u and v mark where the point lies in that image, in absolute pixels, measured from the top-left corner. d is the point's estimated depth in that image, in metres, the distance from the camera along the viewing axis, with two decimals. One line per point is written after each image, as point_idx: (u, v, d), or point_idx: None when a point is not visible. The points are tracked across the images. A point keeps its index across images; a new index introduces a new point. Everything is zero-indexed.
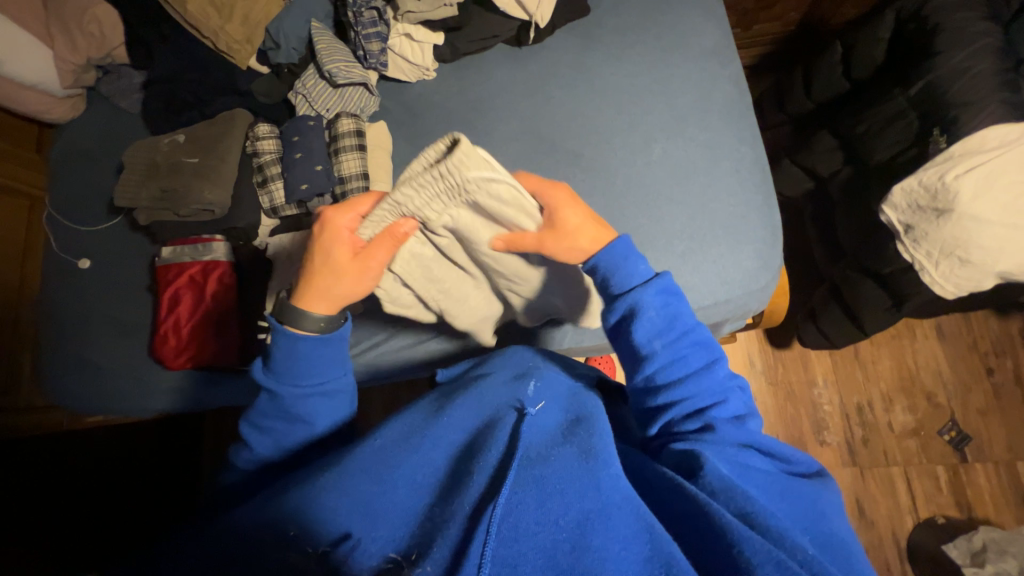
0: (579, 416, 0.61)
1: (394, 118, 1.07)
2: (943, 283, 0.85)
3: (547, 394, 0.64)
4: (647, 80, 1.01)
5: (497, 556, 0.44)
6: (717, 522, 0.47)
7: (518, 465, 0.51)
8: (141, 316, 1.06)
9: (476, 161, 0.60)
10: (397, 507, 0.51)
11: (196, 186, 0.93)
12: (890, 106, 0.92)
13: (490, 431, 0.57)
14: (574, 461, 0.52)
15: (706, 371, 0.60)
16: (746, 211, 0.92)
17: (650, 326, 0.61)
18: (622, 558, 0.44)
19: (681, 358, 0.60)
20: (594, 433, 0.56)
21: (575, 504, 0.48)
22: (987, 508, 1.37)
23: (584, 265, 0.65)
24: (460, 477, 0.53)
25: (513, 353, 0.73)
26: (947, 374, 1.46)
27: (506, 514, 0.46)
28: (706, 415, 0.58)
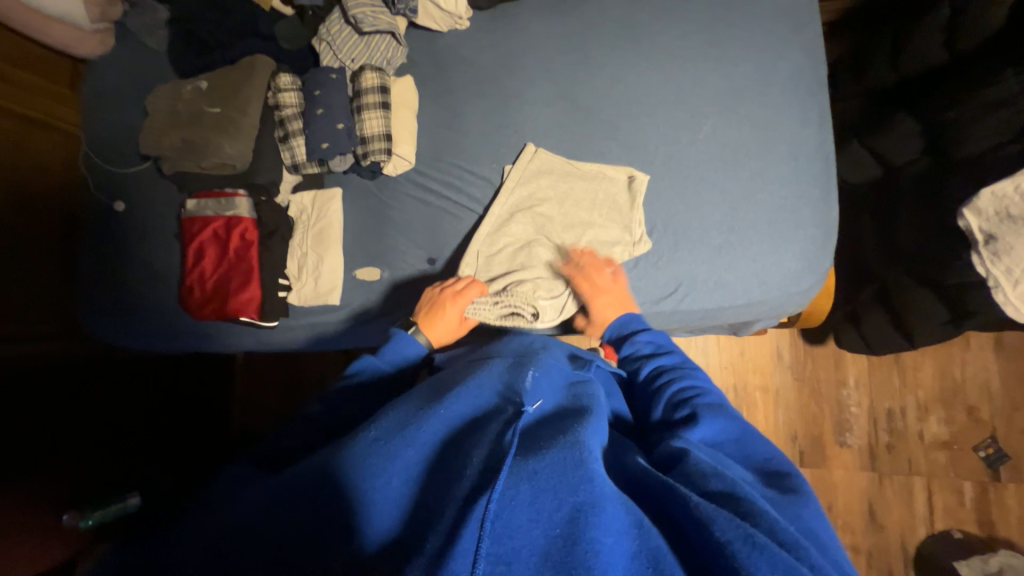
0: (575, 407, 0.59)
1: (420, 73, 1.00)
2: (1019, 305, 0.74)
3: (540, 383, 0.62)
4: (705, 44, 0.88)
5: (491, 551, 0.42)
6: (697, 513, 0.44)
7: (511, 465, 0.48)
8: (168, 263, 1.07)
9: (525, 169, 0.90)
10: (389, 498, 0.49)
11: (217, 139, 0.91)
12: (994, 91, 0.80)
13: (483, 424, 0.55)
14: (565, 457, 0.49)
15: (691, 372, 0.67)
16: (797, 205, 0.82)
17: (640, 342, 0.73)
18: (614, 548, 0.42)
19: (665, 363, 0.69)
20: (585, 428, 0.53)
21: (568, 497, 0.45)
22: (1010, 529, 1.31)
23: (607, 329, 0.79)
24: (450, 467, 0.51)
25: (512, 341, 0.75)
26: (996, 390, 1.35)
27: (500, 510, 0.44)
28: (692, 401, 0.62)
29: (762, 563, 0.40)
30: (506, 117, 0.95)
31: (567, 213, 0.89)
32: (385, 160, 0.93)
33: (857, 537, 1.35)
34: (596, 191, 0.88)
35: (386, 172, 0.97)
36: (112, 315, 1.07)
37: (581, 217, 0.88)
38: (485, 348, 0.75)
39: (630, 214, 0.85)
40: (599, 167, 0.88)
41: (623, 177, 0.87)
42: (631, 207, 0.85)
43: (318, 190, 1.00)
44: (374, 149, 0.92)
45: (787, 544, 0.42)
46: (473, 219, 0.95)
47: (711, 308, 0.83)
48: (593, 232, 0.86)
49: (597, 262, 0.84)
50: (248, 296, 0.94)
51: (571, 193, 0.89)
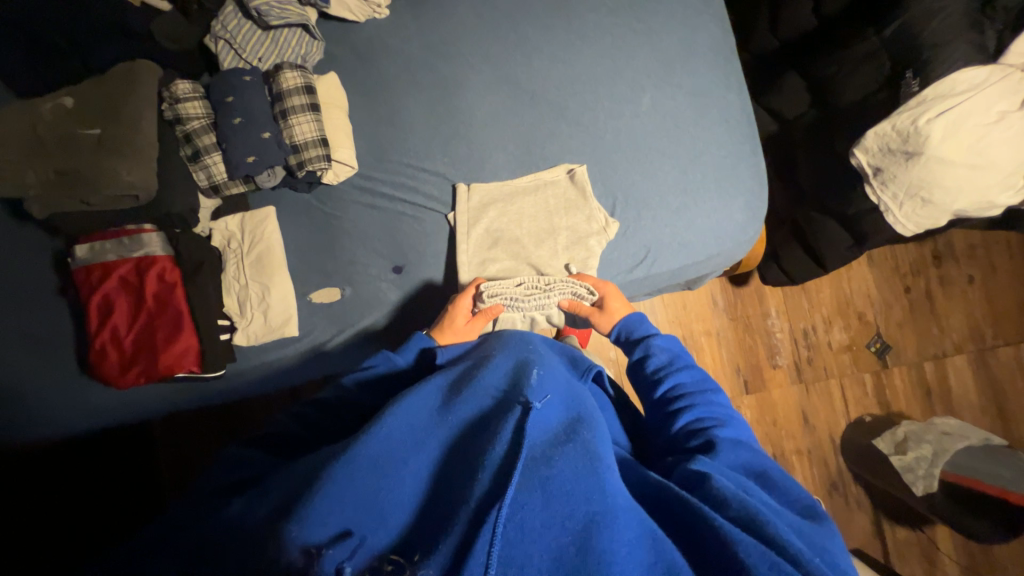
0: (580, 411, 0.57)
1: (345, 68, 0.91)
2: (905, 222, 0.91)
3: (547, 383, 0.59)
4: (630, 20, 0.93)
5: (503, 554, 0.41)
6: (720, 530, 0.45)
7: (523, 465, 0.47)
8: (52, 328, 0.85)
9: (473, 206, 0.88)
10: (397, 498, 0.47)
11: (107, 164, 0.74)
12: (863, 47, 0.94)
13: (490, 426, 0.53)
14: (577, 460, 0.48)
15: (711, 396, 0.65)
16: (733, 163, 0.91)
17: (659, 358, 0.70)
18: (626, 560, 0.42)
19: (685, 384, 0.67)
20: (596, 432, 0.53)
21: (580, 505, 0.44)
22: (900, 403, 1.61)
23: (611, 333, 0.79)
24: (460, 472, 0.49)
25: (511, 337, 0.71)
26: (874, 295, 1.65)
27: (511, 514, 0.43)
28: (706, 431, 0.60)
29: None
30: (449, 108, 0.91)
31: (530, 229, 0.89)
32: (325, 168, 0.84)
33: (798, 441, 1.57)
34: (544, 196, 0.89)
35: (326, 181, 0.88)
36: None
37: (545, 222, 0.88)
38: (488, 341, 0.73)
39: (587, 204, 0.87)
40: (534, 176, 0.89)
41: (563, 175, 0.89)
42: (584, 198, 0.87)
43: (244, 213, 0.87)
44: (309, 157, 0.82)
45: (794, 558, 0.43)
46: (434, 217, 0.90)
47: (678, 268, 0.90)
48: (563, 235, 0.88)
49: (583, 260, 0.86)
50: (182, 347, 0.80)
51: (523, 210, 0.89)
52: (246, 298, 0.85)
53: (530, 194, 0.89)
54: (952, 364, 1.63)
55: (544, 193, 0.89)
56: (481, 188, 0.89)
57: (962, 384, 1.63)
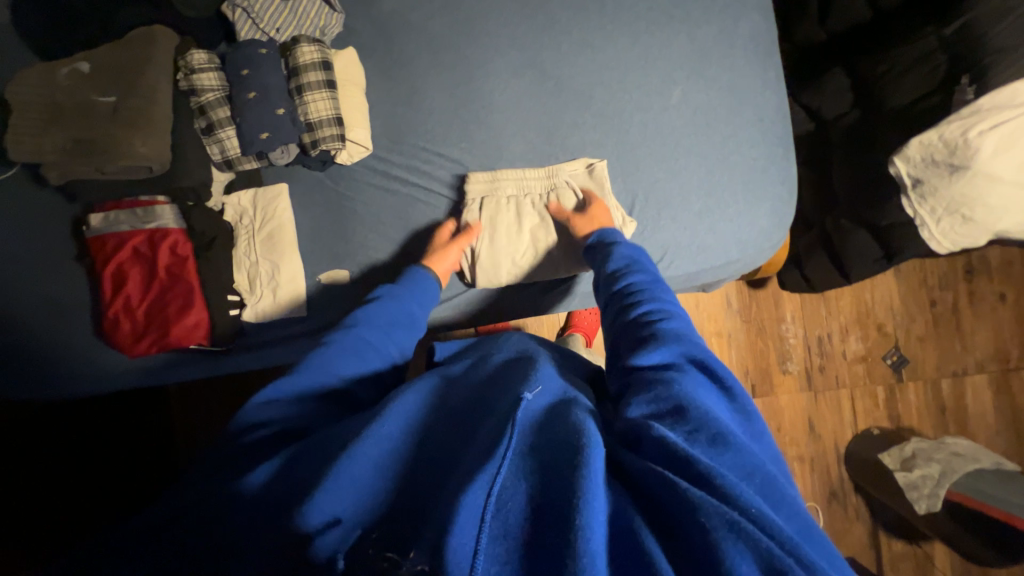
0: (578, 394, 0.49)
1: (365, 44, 0.88)
2: (941, 239, 0.86)
3: (544, 369, 0.51)
4: (667, 5, 0.87)
5: (491, 547, 0.35)
6: (684, 490, 0.38)
7: (510, 455, 0.40)
8: (66, 293, 0.86)
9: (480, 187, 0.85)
10: (370, 485, 0.43)
11: (122, 133, 0.74)
12: (921, 45, 0.88)
13: (482, 419, 0.47)
14: (563, 446, 0.42)
15: (663, 296, 0.61)
16: (764, 166, 0.86)
17: (623, 269, 0.68)
18: (601, 544, 0.35)
19: (643, 289, 0.63)
20: (589, 416, 0.45)
21: (560, 493, 0.38)
22: (912, 419, 1.57)
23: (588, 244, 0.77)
24: (449, 466, 0.44)
25: (512, 336, 0.64)
26: (897, 307, 1.59)
27: (502, 503, 0.37)
28: (655, 325, 0.56)
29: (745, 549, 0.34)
30: (469, 91, 0.87)
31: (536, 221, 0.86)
32: (339, 149, 0.82)
33: (801, 448, 1.55)
34: (554, 188, 0.85)
35: (339, 161, 0.86)
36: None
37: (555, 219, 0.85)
38: (486, 341, 0.67)
39: (604, 202, 0.83)
40: (545, 168, 0.86)
41: (579, 168, 0.85)
42: (599, 192, 0.84)
43: (257, 189, 0.86)
44: (325, 136, 0.80)
45: (741, 498, 0.37)
46: (447, 205, 0.88)
47: (694, 272, 0.87)
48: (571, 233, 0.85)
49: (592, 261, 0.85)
50: (193, 321, 0.80)
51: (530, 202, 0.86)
52: (256, 275, 0.85)
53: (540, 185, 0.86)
54: (971, 383, 1.58)
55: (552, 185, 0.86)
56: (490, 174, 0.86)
57: (979, 404, 1.58)
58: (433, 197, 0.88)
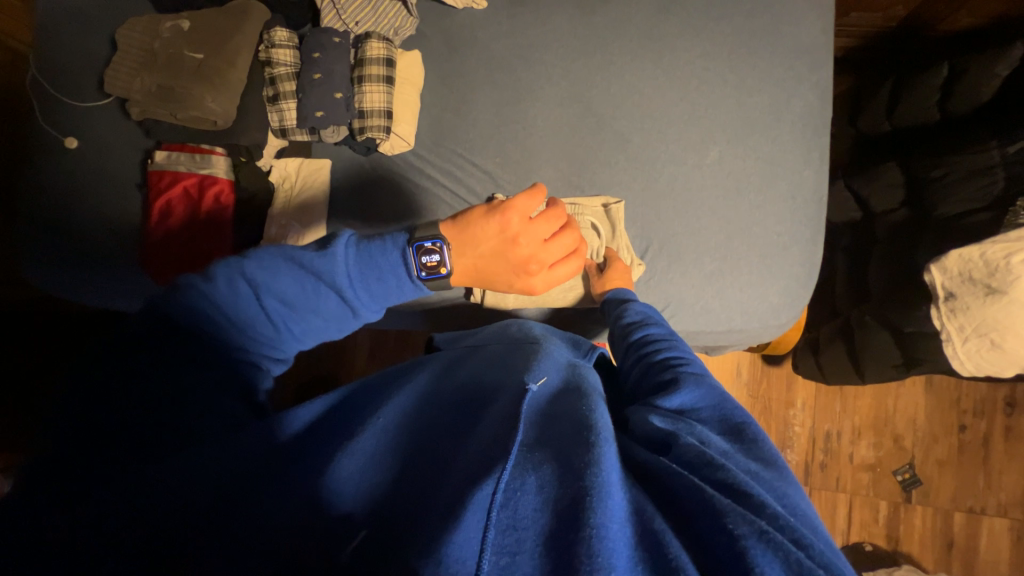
0: (581, 386, 0.50)
1: (430, 49, 0.94)
2: (963, 359, 0.82)
3: (542, 363, 0.53)
4: (725, 67, 0.88)
5: (496, 539, 0.34)
6: (708, 499, 0.37)
7: (518, 449, 0.40)
8: (120, 214, 0.96)
9: None
10: (365, 470, 0.43)
11: (198, 88, 0.83)
12: (980, 158, 0.85)
13: (486, 404, 0.48)
14: (572, 439, 0.42)
15: (679, 344, 0.62)
16: (788, 243, 0.85)
17: (633, 316, 0.70)
18: (619, 538, 0.35)
19: (654, 333, 0.65)
20: (596, 408, 0.46)
21: (570, 485, 0.37)
22: (912, 545, 1.45)
23: (606, 294, 0.78)
24: (455, 445, 0.44)
25: (513, 323, 0.67)
26: (920, 422, 1.48)
27: (507, 494, 0.36)
28: (676, 368, 0.56)
29: (774, 562, 0.33)
30: (514, 111, 0.91)
31: None
32: (382, 139, 0.88)
33: None
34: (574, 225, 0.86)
35: (382, 151, 0.92)
36: (41, 260, 0.94)
37: None
38: (486, 329, 0.69)
39: (615, 240, 0.85)
40: (569, 203, 0.87)
41: (599, 207, 0.87)
42: (614, 234, 0.85)
43: (305, 158, 0.94)
44: (371, 125, 0.86)
45: (774, 518, 0.36)
46: None
47: (692, 331, 0.86)
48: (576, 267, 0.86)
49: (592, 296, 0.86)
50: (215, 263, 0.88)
51: None
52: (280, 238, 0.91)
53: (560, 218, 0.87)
54: (988, 525, 1.44)
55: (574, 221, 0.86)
56: None
57: (992, 550, 1.43)
58: (455, 200, 0.92)
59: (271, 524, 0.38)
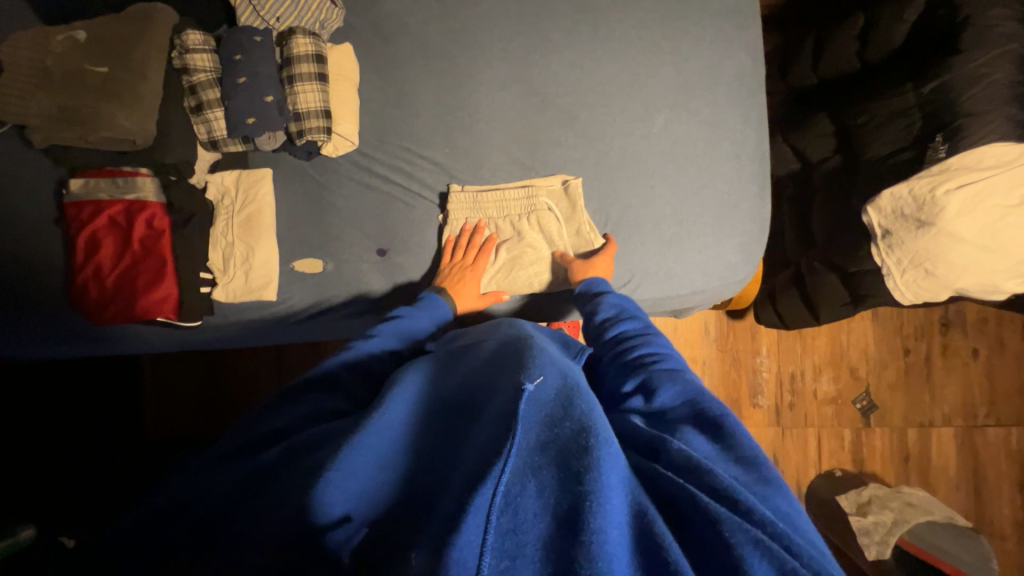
0: (578, 381, 0.47)
1: (361, 40, 0.89)
2: (904, 291, 0.88)
3: (541, 357, 0.49)
4: (660, 34, 0.89)
5: (496, 544, 0.35)
6: (708, 507, 0.39)
7: (518, 452, 0.39)
8: (38, 254, 0.87)
9: (463, 207, 0.87)
10: (358, 488, 0.42)
11: (107, 106, 0.75)
12: (897, 102, 0.91)
13: (482, 407, 0.46)
14: (568, 444, 0.41)
15: (654, 338, 0.64)
16: (738, 201, 0.88)
17: (609, 308, 0.71)
18: (619, 542, 0.36)
19: (630, 329, 0.67)
20: (594, 408, 0.44)
21: (572, 490, 0.38)
22: (875, 464, 1.58)
23: (581, 283, 0.79)
24: (451, 463, 0.43)
25: (502, 322, 0.62)
26: (871, 352, 1.61)
27: (507, 504, 0.36)
28: (652, 366, 0.59)
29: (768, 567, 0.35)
30: (458, 98, 0.89)
31: (508, 233, 0.88)
32: (324, 141, 0.84)
33: None
34: (532, 208, 0.87)
35: (326, 153, 0.87)
36: None
37: (521, 228, 0.88)
38: (479, 326, 0.66)
39: (575, 217, 0.86)
40: (524, 187, 0.87)
41: (554, 185, 0.87)
42: (574, 212, 0.86)
43: (241, 170, 0.87)
44: (311, 127, 0.82)
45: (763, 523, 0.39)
46: (426, 206, 0.89)
47: (659, 297, 0.88)
48: (537, 251, 0.88)
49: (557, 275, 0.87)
50: (162, 294, 0.81)
51: (506, 214, 0.88)
52: (228, 259, 0.86)
53: (518, 204, 0.87)
54: (936, 435, 1.59)
55: (531, 204, 0.87)
56: (474, 190, 0.88)
57: (942, 457, 1.59)
58: (408, 195, 0.89)
59: (254, 569, 0.37)
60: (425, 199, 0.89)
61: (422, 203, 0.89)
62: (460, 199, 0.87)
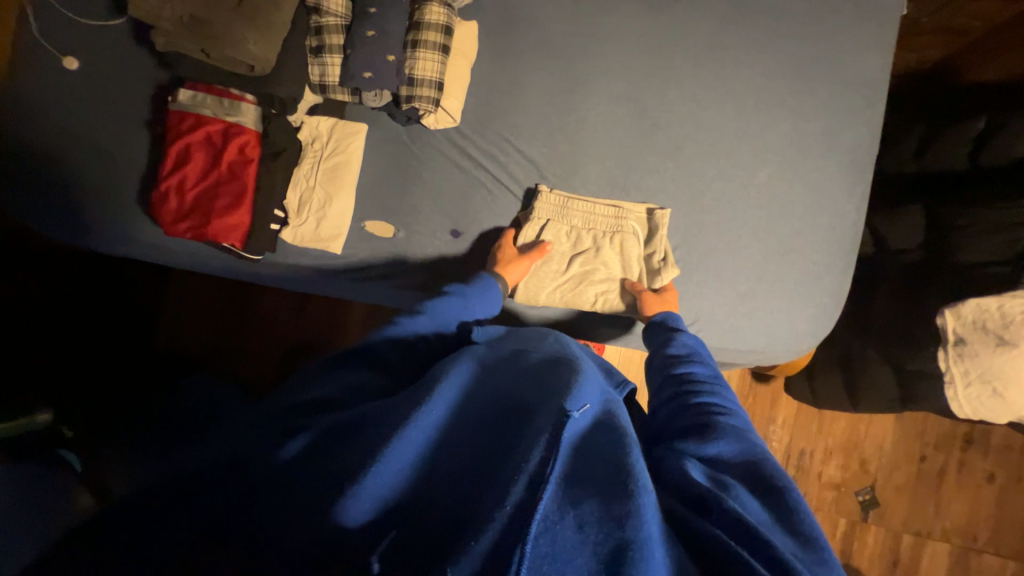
0: (621, 424, 0.47)
1: (487, 21, 0.89)
2: (962, 402, 0.88)
3: (587, 382, 0.49)
4: (783, 89, 0.88)
5: (532, 569, 0.33)
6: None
7: (557, 480, 0.38)
8: (124, 152, 0.87)
9: (548, 209, 0.86)
10: (394, 469, 0.40)
11: (237, 26, 0.76)
12: (1003, 213, 0.89)
13: (522, 421, 0.45)
14: (611, 484, 0.40)
15: (723, 390, 0.61)
16: (821, 272, 0.86)
17: (680, 347, 0.70)
18: None
19: (699, 373, 0.64)
20: (638, 453, 0.43)
21: (615, 532, 0.36)
22: (862, 561, 1.56)
23: (657, 314, 0.78)
24: (491, 467, 0.42)
25: (548, 337, 0.62)
26: (887, 449, 1.58)
27: (544, 530, 0.35)
28: (718, 416, 0.56)
29: None
30: (567, 101, 0.88)
31: (586, 247, 0.88)
32: (429, 111, 0.83)
33: None
34: (617, 229, 0.86)
35: (424, 123, 0.87)
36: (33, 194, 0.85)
37: (599, 244, 0.87)
38: (524, 333, 0.65)
39: (654, 247, 0.85)
40: (615, 207, 0.86)
41: (643, 213, 0.86)
42: (655, 243, 0.85)
43: (338, 120, 0.87)
44: (420, 96, 0.81)
45: None
46: (509, 199, 0.89)
47: (718, 346, 0.86)
48: (609, 271, 0.87)
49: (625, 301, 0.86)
50: (233, 221, 0.81)
51: (589, 227, 0.87)
52: (305, 203, 0.85)
53: (602, 220, 0.87)
54: (931, 548, 1.56)
55: (616, 224, 0.86)
56: (563, 196, 0.87)
57: (932, 571, 1.56)
58: (495, 184, 0.89)
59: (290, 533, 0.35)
60: (510, 192, 0.89)
61: (507, 196, 0.89)
62: (544, 201, 0.86)
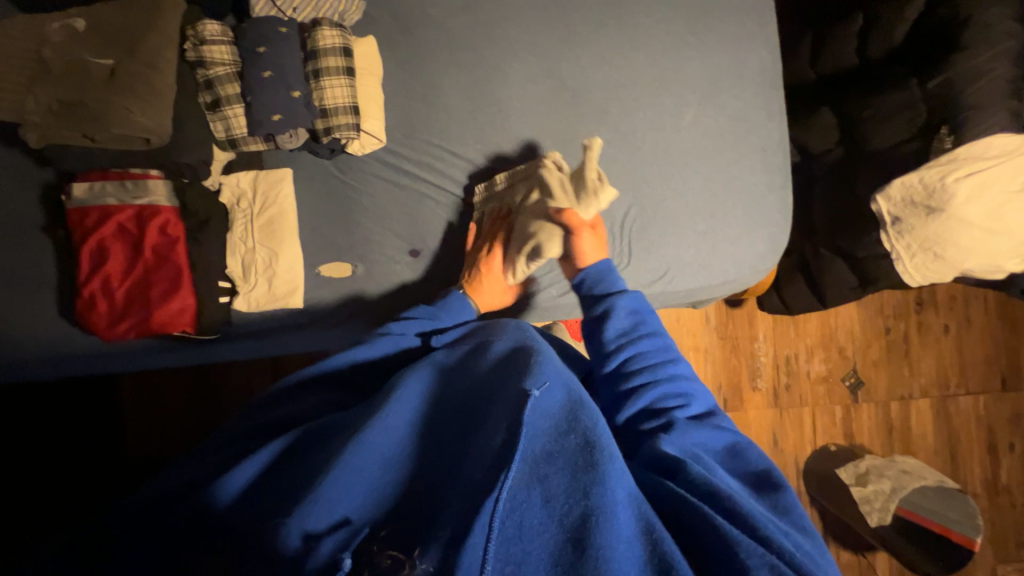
0: (582, 395, 0.47)
1: (383, 32, 0.86)
2: (913, 273, 0.96)
3: (547, 363, 0.49)
4: (685, 30, 0.91)
5: (501, 552, 0.36)
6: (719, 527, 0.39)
7: (522, 459, 0.40)
8: (26, 267, 0.77)
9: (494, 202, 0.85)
10: (350, 500, 0.40)
11: (117, 99, 0.69)
12: (903, 96, 0.96)
13: (483, 415, 0.46)
14: (574, 456, 0.41)
15: (672, 371, 0.55)
16: (764, 192, 0.91)
17: (618, 325, 0.58)
18: (625, 557, 0.36)
19: (646, 355, 0.56)
20: (601, 419, 0.45)
21: (580, 500, 0.38)
22: (864, 437, 1.69)
23: (574, 278, 0.65)
24: (456, 464, 0.43)
25: (507, 322, 0.59)
26: (857, 332, 1.71)
27: (510, 510, 0.37)
28: (670, 415, 0.53)
29: None
30: (487, 92, 0.87)
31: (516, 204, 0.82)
32: (353, 138, 0.80)
33: None
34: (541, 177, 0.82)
35: (351, 150, 0.83)
36: None
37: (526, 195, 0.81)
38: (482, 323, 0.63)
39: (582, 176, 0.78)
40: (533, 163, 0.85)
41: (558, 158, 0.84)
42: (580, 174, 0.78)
43: (259, 170, 0.82)
44: (339, 124, 0.78)
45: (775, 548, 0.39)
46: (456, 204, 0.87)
47: (691, 287, 0.90)
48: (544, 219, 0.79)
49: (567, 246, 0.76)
50: (178, 306, 0.75)
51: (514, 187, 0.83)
52: (248, 265, 0.80)
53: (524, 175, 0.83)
54: (915, 406, 1.72)
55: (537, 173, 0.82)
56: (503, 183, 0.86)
57: (922, 426, 1.72)
58: (439, 193, 0.87)
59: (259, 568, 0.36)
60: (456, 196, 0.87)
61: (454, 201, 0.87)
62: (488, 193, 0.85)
